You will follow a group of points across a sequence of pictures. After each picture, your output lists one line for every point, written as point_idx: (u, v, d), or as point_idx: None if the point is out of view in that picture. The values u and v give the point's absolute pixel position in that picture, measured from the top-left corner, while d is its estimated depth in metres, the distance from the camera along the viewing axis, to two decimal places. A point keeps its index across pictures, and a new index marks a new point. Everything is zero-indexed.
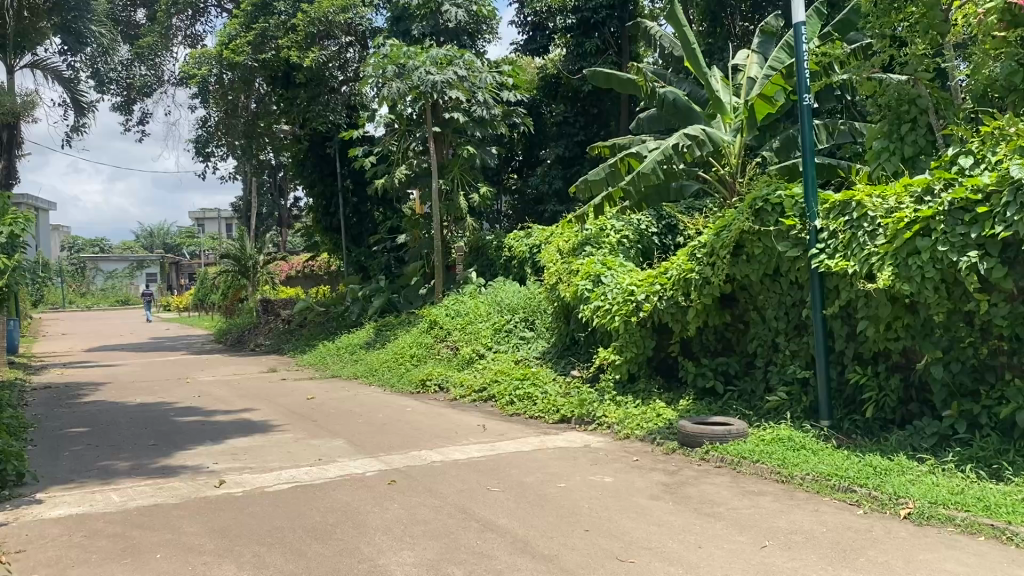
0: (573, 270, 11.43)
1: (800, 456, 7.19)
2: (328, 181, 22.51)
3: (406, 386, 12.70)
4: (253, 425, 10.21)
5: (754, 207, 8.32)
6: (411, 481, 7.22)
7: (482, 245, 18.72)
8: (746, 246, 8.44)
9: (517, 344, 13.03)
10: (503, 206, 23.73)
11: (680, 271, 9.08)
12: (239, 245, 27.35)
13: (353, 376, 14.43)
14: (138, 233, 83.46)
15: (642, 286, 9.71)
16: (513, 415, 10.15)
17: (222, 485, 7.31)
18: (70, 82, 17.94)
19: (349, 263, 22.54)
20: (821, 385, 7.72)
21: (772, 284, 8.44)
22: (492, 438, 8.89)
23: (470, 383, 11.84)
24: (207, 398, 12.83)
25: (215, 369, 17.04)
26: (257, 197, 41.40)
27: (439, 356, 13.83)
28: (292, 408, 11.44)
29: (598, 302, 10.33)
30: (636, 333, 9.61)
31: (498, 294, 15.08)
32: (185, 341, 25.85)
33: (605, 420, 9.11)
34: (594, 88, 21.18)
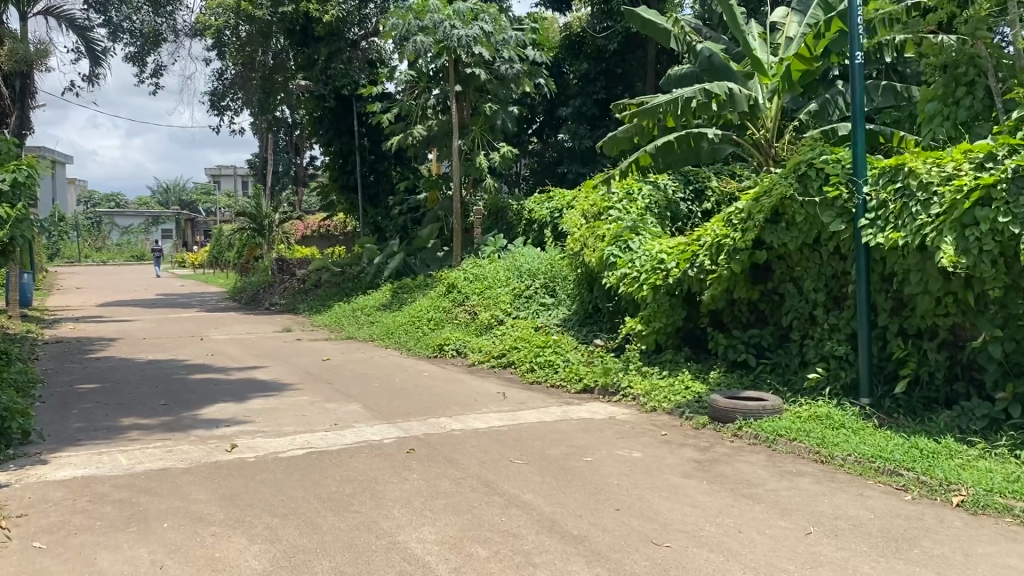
0: (599, 235, 11.01)
1: (840, 435, 6.83)
2: (344, 139, 21.86)
3: (423, 350, 12.39)
4: (266, 386, 9.93)
5: (797, 172, 7.88)
6: (431, 450, 6.91)
7: (502, 208, 18.32)
8: (786, 213, 8.00)
9: (538, 310, 12.69)
10: (523, 168, 23.30)
11: (714, 238, 8.65)
12: (254, 203, 27.03)
13: (369, 338, 14.14)
14: (155, 190, 83.36)
15: (672, 254, 9.30)
16: (534, 383, 9.83)
17: (233, 449, 7.03)
18: (84, 30, 17.49)
19: (366, 224, 22.29)
20: (863, 361, 7.33)
21: (812, 254, 8.05)
22: (512, 407, 8.57)
23: (489, 350, 11.51)
24: (220, 357, 12.56)
25: (229, 327, 16.79)
26: (274, 154, 41.07)
27: (456, 321, 13.48)
28: (305, 369, 11.15)
29: (625, 269, 9.93)
30: (664, 302, 9.22)
31: (518, 259, 14.69)
32: (200, 298, 25.63)
33: (631, 391, 8.76)
34: (620, 48, 20.59)
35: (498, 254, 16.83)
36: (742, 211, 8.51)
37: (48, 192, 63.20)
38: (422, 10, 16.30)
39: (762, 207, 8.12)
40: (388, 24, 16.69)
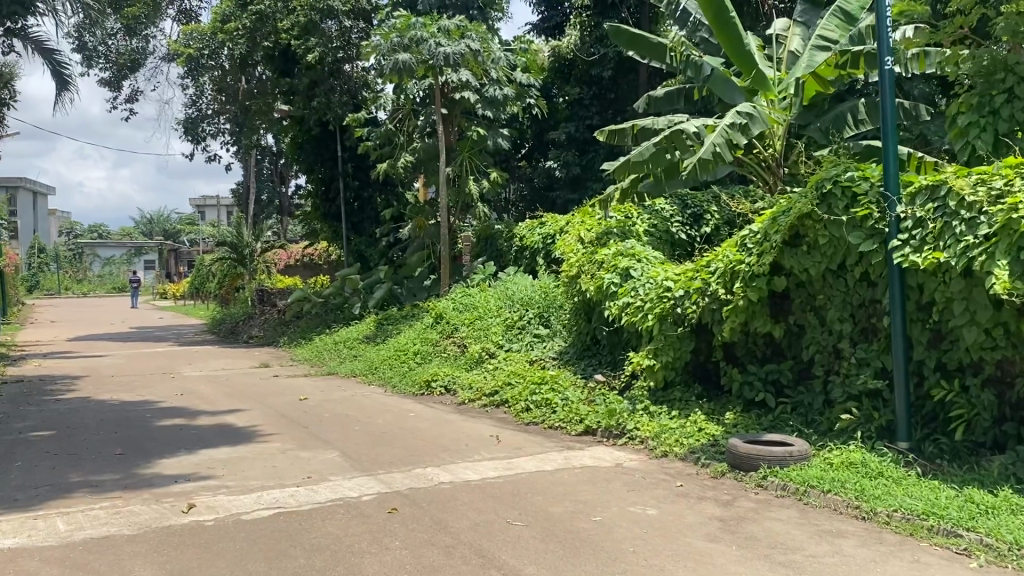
0: (597, 262, 10.21)
1: (880, 486, 6.03)
2: (327, 166, 21.12)
3: (408, 387, 11.53)
4: (237, 432, 9.06)
5: (820, 191, 7.13)
6: (417, 509, 6.06)
7: (492, 234, 17.56)
8: (808, 235, 7.24)
9: (531, 343, 11.87)
10: (512, 194, 22.59)
11: (726, 263, 7.88)
12: (235, 232, 26.17)
13: (351, 373, 13.27)
14: (138, 220, 82.40)
15: (680, 282, 8.51)
16: (529, 424, 8.99)
17: (190, 510, 6.16)
18: (52, 53, 16.74)
19: (349, 252, 21.40)
20: (901, 402, 6.52)
21: (836, 281, 7.29)
22: (507, 453, 7.73)
23: (480, 386, 10.67)
24: (189, 397, 11.67)
25: (203, 363, 15.89)
26: (257, 183, 40.35)
27: (444, 354, 12.64)
28: (281, 411, 10.28)
29: (628, 299, 9.12)
30: (672, 335, 8.41)
31: (510, 288, 13.89)
32: (176, 331, 24.66)
33: (638, 434, 7.96)
34: (613, 71, 19.99)
35: (489, 282, 16.05)
36: (758, 233, 7.73)
37: (27, 224, 62.10)
38: (405, 28, 15.60)
39: (781, 229, 7.34)
40: (371, 43, 15.95)
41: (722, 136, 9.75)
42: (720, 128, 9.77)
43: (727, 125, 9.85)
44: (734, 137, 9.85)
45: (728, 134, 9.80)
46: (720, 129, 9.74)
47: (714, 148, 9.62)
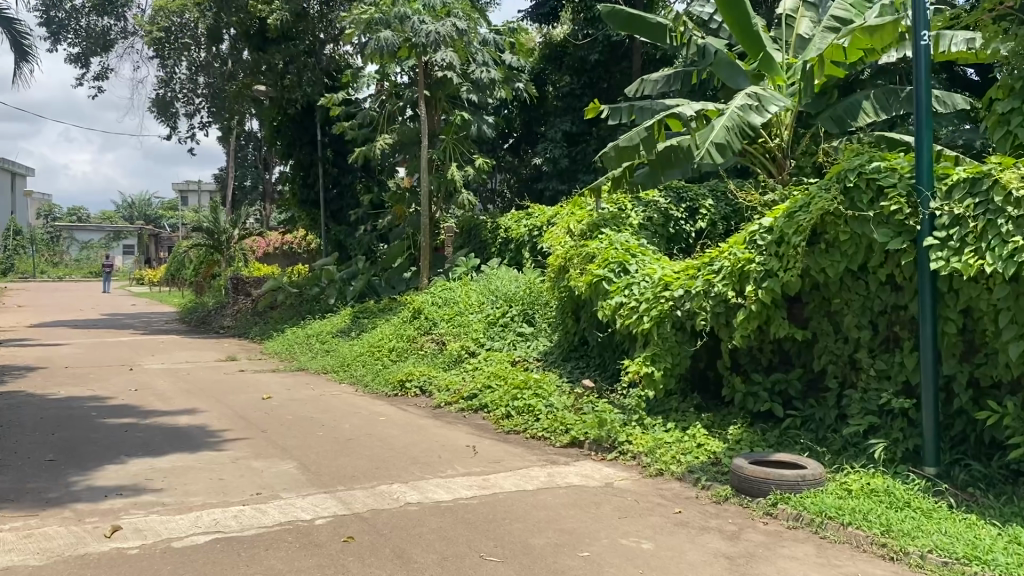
0: (588, 257, 9.40)
1: (909, 520, 5.26)
2: (306, 149, 20.26)
3: (381, 387, 10.69)
4: (187, 436, 8.19)
5: (842, 182, 6.36)
6: (377, 538, 5.23)
7: (475, 226, 16.77)
8: (828, 232, 6.45)
9: (514, 342, 11.07)
10: (498, 184, 21.81)
11: (733, 262, 7.08)
12: (212, 218, 25.19)
13: (321, 370, 12.41)
14: (118, 204, 81.00)
15: (680, 281, 7.72)
16: (509, 433, 8.19)
17: (114, 534, 5.30)
18: (10, 22, 15.72)
19: (327, 241, 20.53)
20: (930, 423, 5.77)
21: (856, 284, 6.54)
22: (485, 468, 6.92)
23: (457, 389, 9.86)
24: (143, 393, 10.76)
25: (167, 354, 14.97)
26: (238, 168, 39.31)
27: (421, 351, 11.80)
28: (240, 412, 9.42)
29: (621, 298, 8.33)
30: (672, 339, 7.64)
31: (493, 282, 13.07)
32: (147, 319, 23.73)
33: (629, 449, 7.19)
34: (604, 58, 19.16)
35: (471, 276, 15.23)
36: (771, 229, 6.95)
37: (4, 204, 60.66)
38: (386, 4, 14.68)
39: (798, 224, 6.55)
40: (350, 19, 15.09)
41: (732, 119, 8.90)
42: (729, 111, 8.96)
43: (736, 107, 9.02)
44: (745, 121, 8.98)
45: (737, 117, 8.95)
46: (730, 112, 8.90)
47: (723, 132, 8.73)
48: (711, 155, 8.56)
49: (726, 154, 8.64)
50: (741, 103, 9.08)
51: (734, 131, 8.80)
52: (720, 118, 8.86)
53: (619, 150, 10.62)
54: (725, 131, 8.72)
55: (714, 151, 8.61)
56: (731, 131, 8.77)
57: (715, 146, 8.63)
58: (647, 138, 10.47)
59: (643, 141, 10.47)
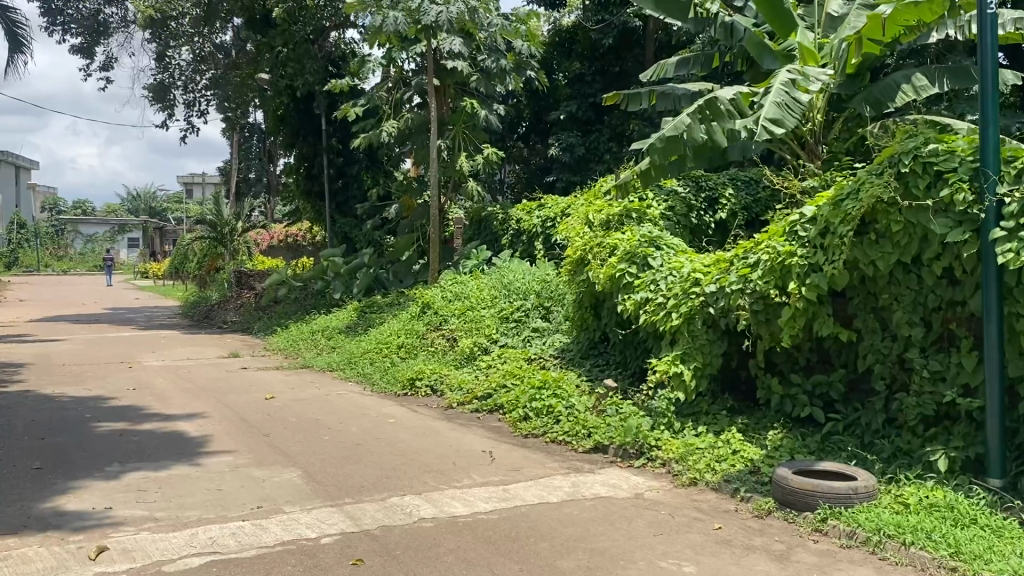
0: (608, 248, 8.87)
1: (978, 538, 4.74)
2: (311, 140, 19.70)
3: (391, 385, 10.18)
4: (184, 443, 7.69)
5: (895, 167, 5.85)
6: (389, 560, 4.74)
7: (485, 218, 16.25)
8: (879, 222, 5.94)
9: (529, 338, 10.57)
10: (507, 175, 21.26)
11: (772, 255, 6.56)
12: (214, 210, 24.67)
13: (327, 368, 11.92)
14: (123, 198, 80.59)
15: (712, 275, 7.21)
16: (527, 437, 7.69)
17: (99, 555, 4.81)
18: (4, 10, 15.20)
19: (332, 234, 20.00)
20: (997, 431, 5.24)
21: (907, 277, 6.03)
22: (504, 476, 6.42)
23: (470, 388, 9.36)
24: (141, 393, 10.27)
25: (168, 351, 14.48)
26: (242, 160, 38.77)
27: (431, 348, 11.30)
28: (241, 414, 8.92)
29: (645, 294, 7.80)
30: (702, 337, 7.16)
31: (506, 275, 12.56)
32: (149, 314, 23.26)
33: (659, 455, 6.69)
34: (617, 43, 18.56)
35: (482, 269, 14.73)
36: (813, 218, 6.43)
37: (7, 197, 60.10)
38: None
39: (846, 214, 6.03)
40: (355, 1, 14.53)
41: (781, 95, 8.51)
42: (776, 87, 8.59)
43: (782, 83, 8.66)
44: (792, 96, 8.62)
45: (785, 93, 8.59)
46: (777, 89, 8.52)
47: (774, 108, 8.34)
48: (766, 131, 8.12)
49: (781, 130, 8.22)
50: (786, 78, 8.71)
51: (785, 107, 8.41)
52: (769, 95, 8.49)
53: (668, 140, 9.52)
54: (777, 107, 8.33)
55: (770, 126, 8.16)
56: (782, 107, 8.38)
57: (770, 122, 8.19)
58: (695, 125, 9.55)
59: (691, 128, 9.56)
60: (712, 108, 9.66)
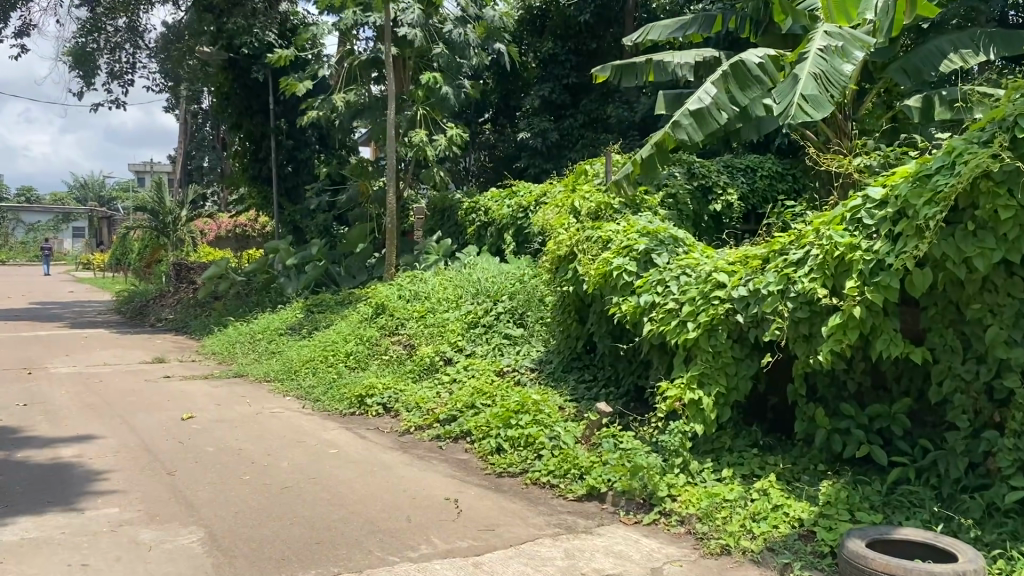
0: (601, 241, 7.35)
1: None
2: (257, 119, 17.88)
3: (335, 403, 8.54)
4: (61, 482, 5.98)
5: (1008, 132, 4.39)
6: None
7: (450, 206, 14.64)
8: (981, 206, 4.46)
9: (500, 347, 9.01)
10: (471, 162, 19.65)
11: (825, 249, 5.07)
12: (156, 196, 22.47)
13: (263, 378, 10.23)
14: (72, 186, 77.37)
15: (741, 275, 5.71)
16: (502, 475, 6.14)
17: None
18: None
19: (281, 224, 18.22)
20: None
21: (1010, 281, 4.55)
22: (473, 541, 4.84)
23: (431, 409, 7.77)
24: (31, 410, 8.47)
25: (86, 355, 12.63)
26: (191, 145, 36.49)
27: (386, 358, 9.66)
28: (147, 441, 7.22)
29: (651, 296, 6.27)
30: (725, 353, 5.66)
31: (472, 272, 10.98)
32: (78, 309, 21.20)
33: (675, 510, 5.18)
34: (594, 20, 16.99)
35: (445, 266, 13.11)
36: (883, 200, 4.95)
37: None
38: None
39: (937, 194, 4.56)
40: None
41: (819, 64, 7.25)
42: (812, 56, 7.33)
43: (819, 49, 7.38)
44: (834, 64, 7.33)
45: (823, 60, 7.31)
46: (812, 58, 7.27)
47: (810, 82, 7.06)
48: (804, 110, 6.84)
49: (822, 107, 6.94)
50: (823, 44, 7.42)
51: (825, 79, 7.16)
52: (805, 65, 7.20)
53: (694, 114, 8.00)
54: (814, 81, 7.07)
55: (807, 106, 6.91)
56: (820, 81, 7.13)
57: (806, 100, 6.96)
58: (719, 94, 8.11)
59: (720, 97, 8.07)
60: (737, 77, 8.16)
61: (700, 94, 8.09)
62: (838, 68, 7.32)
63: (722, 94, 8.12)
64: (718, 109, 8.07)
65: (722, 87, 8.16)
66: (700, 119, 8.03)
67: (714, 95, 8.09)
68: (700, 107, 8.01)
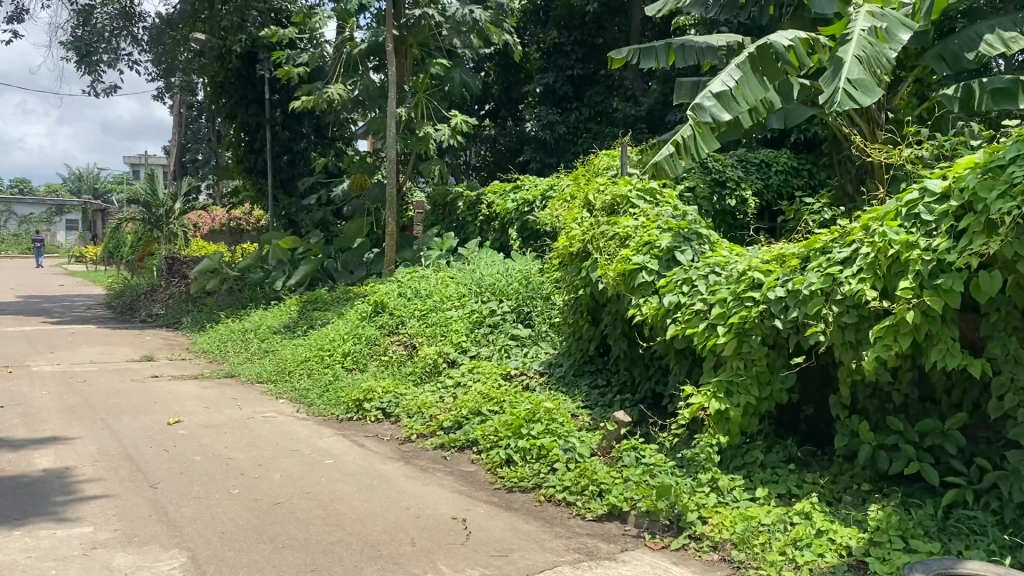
0: (619, 237, 6.88)
1: None
2: (252, 109, 17.34)
3: (332, 407, 8.05)
4: (31, 496, 5.46)
5: None
6: None
7: (451, 201, 14.14)
8: None
9: (507, 348, 8.53)
10: (471, 156, 19.13)
11: (878, 247, 4.60)
12: (149, 188, 21.80)
13: (257, 378, 9.74)
14: (65, 178, 76.64)
15: (778, 275, 5.23)
16: (513, 490, 5.66)
17: None
18: None
19: (277, 217, 17.67)
20: None
21: None
22: (485, 569, 4.36)
23: (435, 415, 7.29)
24: (7, 412, 7.94)
25: (72, 352, 12.09)
26: (184, 136, 35.90)
27: (386, 359, 9.17)
28: (128, 447, 6.71)
29: (676, 296, 5.79)
30: (760, 360, 5.18)
31: (475, 269, 10.49)
32: (67, 303, 20.66)
33: (706, 534, 4.70)
34: (602, 10, 16.44)
35: (447, 261, 12.61)
36: (943, 193, 4.50)
37: None
38: None
39: (1010, 187, 4.10)
40: None
41: (863, 46, 6.92)
42: (856, 37, 6.99)
43: (863, 30, 7.06)
44: (879, 47, 7.00)
45: (868, 41, 6.99)
46: (856, 39, 6.93)
47: (856, 64, 6.73)
48: (851, 96, 6.53)
49: (870, 92, 6.59)
50: (866, 26, 7.10)
51: (870, 62, 6.83)
52: (849, 48, 6.88)
53: (717, 97, 7.66)
54: (859, 65, 6.73)
55: (854, 90, 6.57)
56: (865, 64, 6.80)
57: (853, 84, 6.61)
58: (744, 77, 7.80)
59: (745, 79, 7.76)
60: (765, 59, 7.83)
61: (723, 78, 7.78)
62: (885, 51, 6.98)
63: (746, 79, 7.80)
64: (743, 94, 7.74)
65: (749, 72, 7.83)
66: (723, 103, 7.69)
67: (738, 78, 7.77)
68: (724, 91, 7.69)
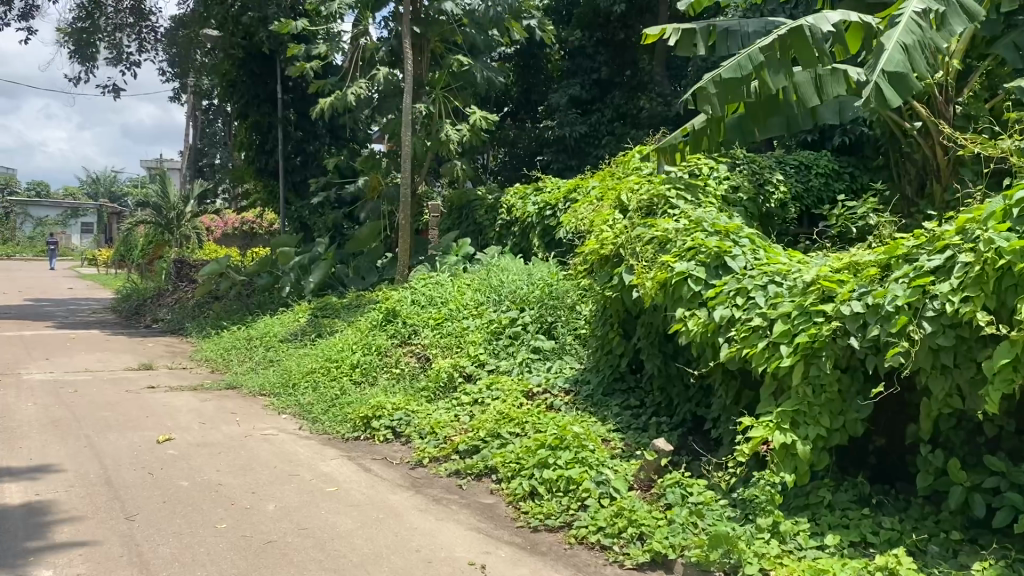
0: (658, 241, 6.16)
1: None
2: (264, 108, 16.71)
3: (338, 424, 7.36)
4: None
5: None
6: None
7: (469, 204, 13.48)
8: None
9: (528, 362, 7.83)
10: (489, 159, 18.45)
11: (983, 254, 3.87)
12: (159, 190, 21.21)
13: (259, 390, 9.07)
14: (82, 181, 76.59)
15: (854, 285, 4.50)
16: (539, 529, 4.93)
17: None
18: None
19: (288, 220, 17.04)
20: None
21: None
22: None
23: (449, 437, 6.58)
24: None
25: (68, 359, 11.44)
26: (198, 138, 35.41)
27: (397, 371, 8.48)
28: (110, 470, 6.03)
29: (728, 309, 5.05)
30: (832, 385, 4.45)
31: (494, 275, 9.80)
32: (72, 306, 20.08)
33: None
34: (628, 8, 15.73)
35: (463, 267, 11.92)
36: None
37: None
38: None
39: None
40: None
41: (912, 31, 6.16)
42: (906, 19, 6.23)
43: (914, 13, 6.28)
44: (928, 33, 6.25)
45: (917, 26, 6.23)
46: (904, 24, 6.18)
47: (899, 52, 6.00)
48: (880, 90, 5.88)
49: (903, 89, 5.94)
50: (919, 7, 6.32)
51: (915, 50, 6.08)
52: (894, 32, 6.12)
53: (722, 84, 6.95)
54: (903, 53, 5.99)
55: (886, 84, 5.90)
56: (911, 52, 6.05)
57: (887, 76, 5.92)
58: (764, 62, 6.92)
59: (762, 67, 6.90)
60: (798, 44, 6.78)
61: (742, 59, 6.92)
62: (934, 38, 6.23)
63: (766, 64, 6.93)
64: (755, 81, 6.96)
65: (774, 56, 6.92)
66: (729, 90, 6.99)
67: (757, 63, 6.90)
68: (735, 77, 6.92)
